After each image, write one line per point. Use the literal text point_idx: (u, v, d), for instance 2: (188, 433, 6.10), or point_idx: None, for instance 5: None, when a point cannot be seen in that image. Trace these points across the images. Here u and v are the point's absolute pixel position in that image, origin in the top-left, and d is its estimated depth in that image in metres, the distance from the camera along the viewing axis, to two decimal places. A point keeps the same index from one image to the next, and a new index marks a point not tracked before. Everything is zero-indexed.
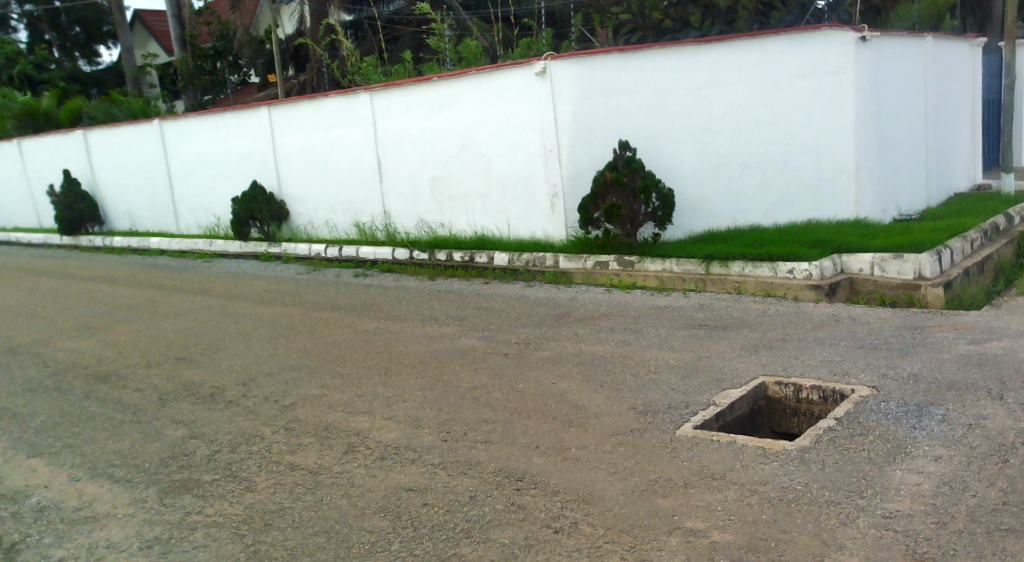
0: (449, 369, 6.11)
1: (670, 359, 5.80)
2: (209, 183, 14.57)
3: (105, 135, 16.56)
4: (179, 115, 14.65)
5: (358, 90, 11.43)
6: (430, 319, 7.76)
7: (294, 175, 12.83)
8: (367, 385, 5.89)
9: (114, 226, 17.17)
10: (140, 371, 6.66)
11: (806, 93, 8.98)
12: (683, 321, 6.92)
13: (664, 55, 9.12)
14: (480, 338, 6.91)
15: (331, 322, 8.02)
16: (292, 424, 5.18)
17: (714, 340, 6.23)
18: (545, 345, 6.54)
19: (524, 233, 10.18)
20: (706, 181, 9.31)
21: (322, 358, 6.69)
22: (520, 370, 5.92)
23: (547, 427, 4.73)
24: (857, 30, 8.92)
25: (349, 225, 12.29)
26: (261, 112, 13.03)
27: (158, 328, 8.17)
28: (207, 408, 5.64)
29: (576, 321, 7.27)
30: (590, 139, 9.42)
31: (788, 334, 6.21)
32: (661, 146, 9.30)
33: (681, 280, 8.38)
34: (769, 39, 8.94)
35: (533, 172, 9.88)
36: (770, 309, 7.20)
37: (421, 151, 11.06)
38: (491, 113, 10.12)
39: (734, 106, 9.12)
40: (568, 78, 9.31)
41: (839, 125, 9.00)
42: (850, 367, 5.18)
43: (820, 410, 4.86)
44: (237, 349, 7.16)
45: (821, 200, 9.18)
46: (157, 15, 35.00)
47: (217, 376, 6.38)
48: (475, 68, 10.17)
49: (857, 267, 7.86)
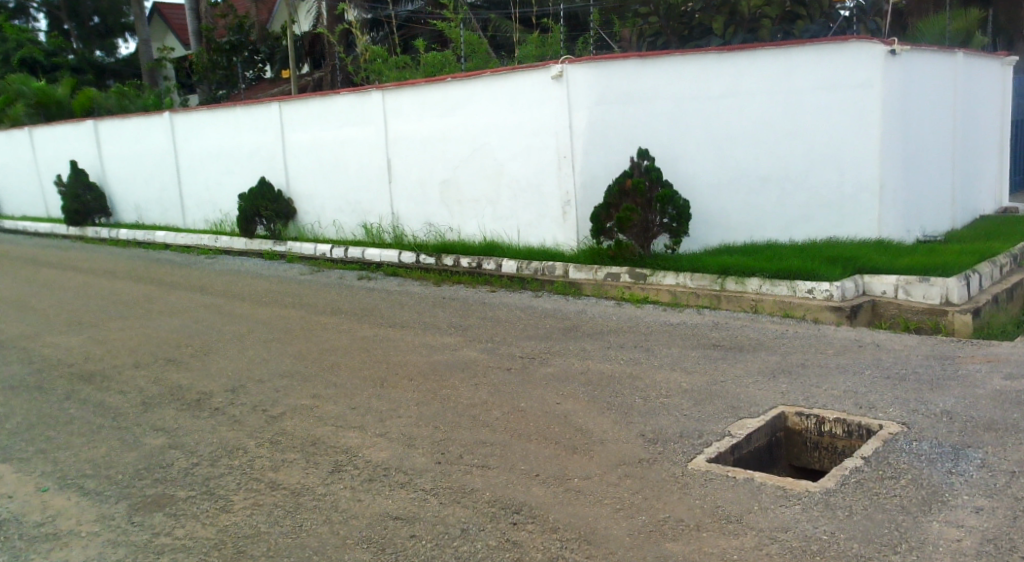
0: (448, 383, 5.78)
1: (683, 382, 5.46)
2: (217, 178, 14.32)
3: (116, 126, 16.34)
4: (190, 109, 14.39)
5: (370, 89, 11.16)
6: (431, 328, 7.45)
7: (302, 173, 12.57)
8: (361, 397, 5.57)
9: (121, 218, 16.97)
10: (126, 372, 6.35)
11: (830, 107, 8.65)
12: (696, 341, 6.57)
13: (685, 62, 8.79)
14: (482, 351, 6.58)
15: (330, 326, 7.73)
16: (278, 437, 4.87)
17: (730, 362, 5.88)
18: (550, 361, 6.20)
19: (534, 241, 9.86)
20: (724, 194, 8.96)
21: (316, 365, 6.38)
22: (524, 387, 5.58)
23: (549, 453, 4.40)
24: (886, 43, 8.57)
25: (356, 226, 12.02)
26: (271, 107, 12.76)
27: (151, 327, 7.87)
28: (190, 415, 5.33)
29: (583, 335, 6.94)
30: (604, 146, 9.09)
31: (809, 360, 5.86)
32: (679, 156, 8.96)
33: (694, 296, 8.04)
34: (795, 49, 8.61)
35: (545, 177, 9.57)
36: (788, 331, 6.84)
37: (432, 154, 10.76)
38: (504, 117, 9.82)
39: (755, 118, 8.79)
40: (585, 84, 9.00)
41: (864, 140, 8.66)
42: (876, 400, 4.82)
43: (844, 445, 4.50)
44: (230, 352, 6.85)
45: (843, 218, 8.84)
46: (174, 8, 34.88)
47: (206, 381, 6.07)
48: (489, 70, 9.87)
49: (880, 290, 7.52)
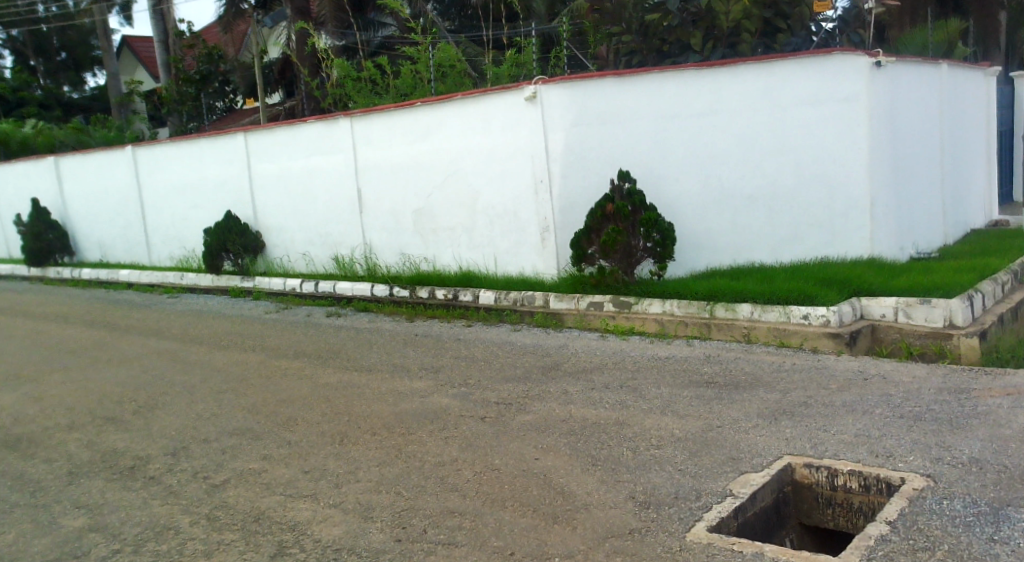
0: (414, 438, 5.18)
1: (675, 428, 4.90)
2: (181, 213, 13.74)
3: (76, 162, 15.76)
4: (154, 142, 13.82)
5: (338, 116, 10.66)
6: (400, 371, 6.85)
7: (270, 205, 11.99)
8: (316, 459, 5.00)
9: (84, 257, 16.34)
10: (56, 437, 5.88)
11: (817, 122, 8.23)
12: (688, 378, 6.02)
13: (663, 80, 8.33)
14: (453, 397, 5.98)
15: (291, 371, 7.13)
16: (217, 513, 4.37)
17: (726, 402, 5.32)
18: (529, 407, 5.62)
19: (512, 269, 9.30)
20: (709, 216, 8.46)
21: (271, 421, 5.80)
22: (497, 440, 5.00)
23: (525, 524, 3.83)
24: (871, 55, 8.18)
25: (327, 258, 11.43)
26: (237, 138, 12.23)
27: (97, 382, 7.31)
28: (122, 488, 4.86)
29: (565, 375, 6.37)
30: (582, 169, 8.57)
31: (813, 397, 5.31)
32: (661, 177, 8.45)
33: (683, 325, 7.50)
34: (776, 63, 8.19)
35: (521, 203, 9.05)
36: (786, 363, 6.31)
37: (404, 182, 10.23)
38: (477, 141, 9.31)
39: (739, 136, 8.33)
40: (559, 105, 8.50)
41: (852, 157, 8.24)
42: (893, 445, 4.27)
43: (861, 502, 3.95)
44: (177, 409, 6.28)
45: (834, 237, 8.38)
46: (144, 40, 34.34)
47: (145, 444, 5.58)
48: (461, 92, 9.35)
49: (879, 313, 7.00)
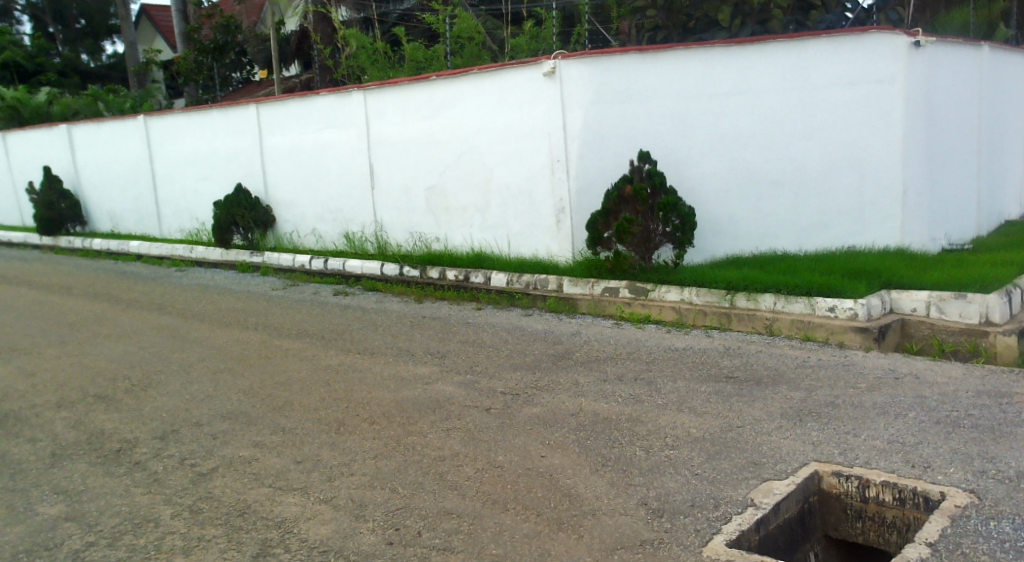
0: (414, 428, 4.89)
1: (693, 427, 4.58)
2: (192, 185, 13.49)
3: (88, 131, 15.52)
4: (166, 112, 13.56)
5: (351, 88, 10.33)
6: (404, 355, 6.54)
7: (281, 179, 11.70)
8: (311, 448, 4.73)
9: (96, 227, 16.14)
10: (44, 415, 5.64)
11: (850, 105, 7.82)
12: (707, 372, 5.68)
13: (689, 57, 7.93)
14: (458, 386, 5.68)
15: (292, 353, 6.86)
16: (201, 505, 4.11)
17: (747, 400, 4.99)
18: (537, 398, 5.30)
19: (525, 251, 8.97)
20: (732, 201, 8.07)
21: (266, 405, 5.53)
22: (502, 434, 4.70)
23: (528, 530, 3.54)
24: (910, 34, 7.76)
25: (337, 235, 11.14)
26: (249, 110, 11.92)
27: (93, 358, 7.07)
28: (104, 473, 4.59)
29: (576, 365, 6.06)
30: (601, 149, 8.20)
31: (841, 397, 4.96)
32: (683, 159, 8.06)
33: (702, 315, 7.16)
34: (809, 41, 7.78)
35: (537, 183, 8.70)
36: (811, 358, 5.95)
37: (416, 158, 9.90)
38: (493, 118, 8.96)
39: (766, 118, 7.93)
40: (578, 81, 8.14)
41: (885, 143, 7.84)
42: (931, 454, 3.94)
43: (894, 516, 3.62)
44: (170, 389, 6.04)
45: (863, 226, 7.99)
46: (162, 10, 33.97)
47: (134, 425, 5.34)
48: (477, 66, 9.00)
49: (910, 307, 6.62)
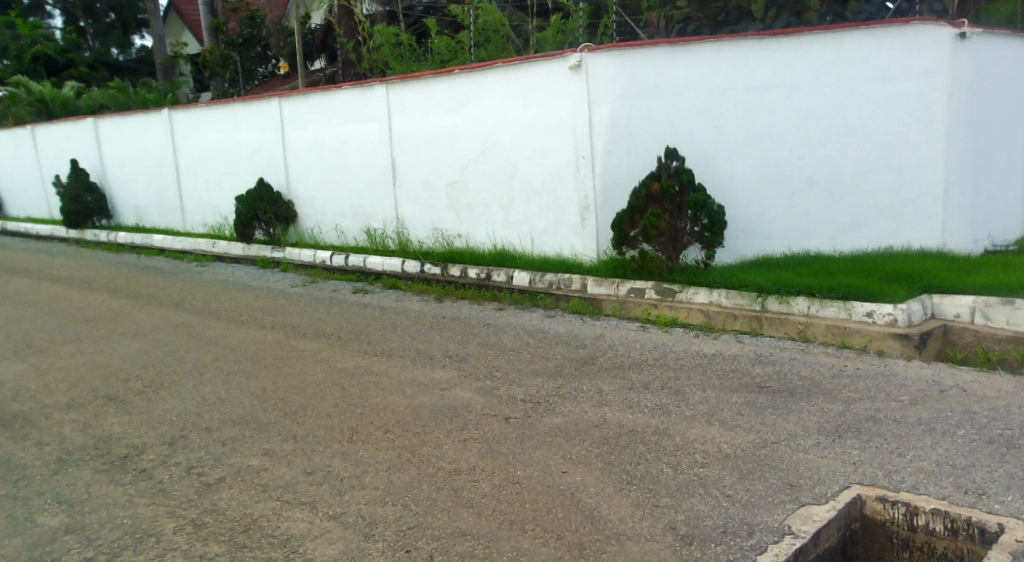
0: (430, 438, 4.66)
1: (724, 442, 4.31)
2: (214, 179, 13.38)
3: (113, 124, 15.49)
4: (189, 105, 13.46)
5: (373, 82, 10.13)
6: (422, 358, 6.34)
7: (302, 173, 11.54)
8: (321, 457, 4.52)
9: (121, 220, 16.12)
10: (53, 416, 5.49)
11: (889, 99, 7.48)
12: (738, 381, 5.40)
13: (721, 50, 7.63)
14: (477, 392, 5.45)
15: (308, 353, 6.68)
16: (204, 519, 3.91)
17: (782, 413, 4.71)
18: (559, 407, 5.06)
19: (549, 250, 8.72)
20: (764, 200, 7.75)
21: (278, 410, 5.34)
22: (521, 446, 4.46)
23: (547, 557, 3.30)
24: (954, 26, 7.40)
25: (359, 231, 10.95)
26: (271, 104, 11.77)
27: (107, 356, 6.94)
28: (108, 482, 4.41)
29: (601, 371, 5.80)
30: (628, 145, 7.92)
31: (883, 411, 4.67)
32: (714, 156, 7.76)
33: (732, 318, 6.86)
34: (847, 33, 7.44)
35: (561, 179, 8.44)
36: (848, 368, 5.65)
37: (438, 153, 9.67)
38: (517, 113, 8.71)
39: (802, 113, 7.60)
40: (605, 75, 7.86)
41: (927, 138, 7.49)
42: (985, 480, 3.66)
43: (946, 547, 3.36)
44: (182, 390, 5.87)
45: (901, 226, 7.66)
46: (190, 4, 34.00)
47: (142, 429, 5.16)
48: (501, 59, 8.75)
49: (953, 313, 6.28)
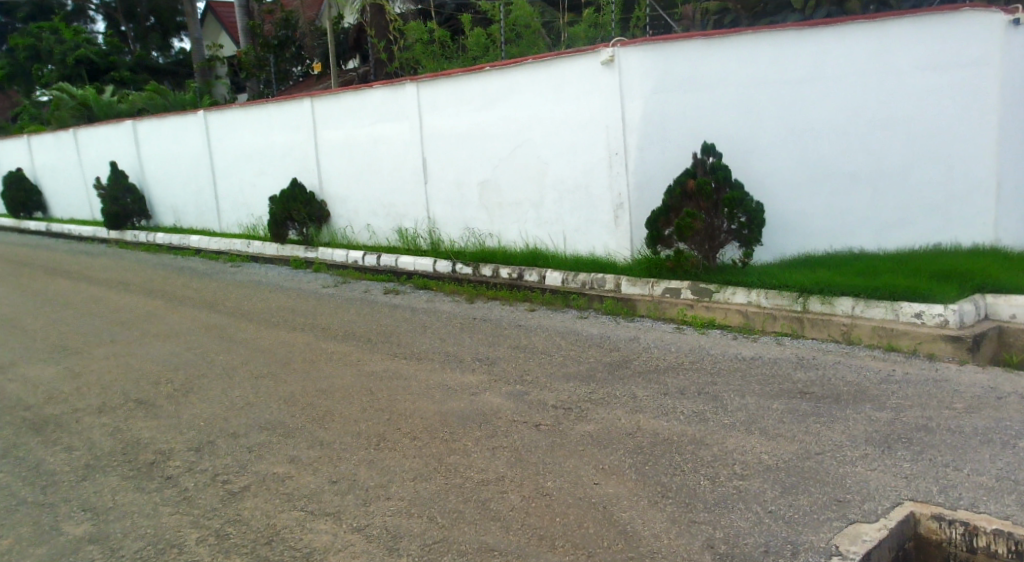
0: (459, 446, 4.53)
1: (765, 453, 4.12)
2: (249, 180, 13.41)
3: (151, 126, 15.63)
4: (224, 106, 13.49)
5: (404, 81, 10.04)
6: (452, 361, 6.21)
7: (335, 173, 11.50)
8: (347, 465, 4.41)
9: (159, 221, 16.27)
10: (83, 421, 5.47)
11: (937, 90, 7.19)
12: (779, 386, 5.20)
13: (759, 42, 7.39)
14: (508, 397, 5.31)
15: (338, 356, 6.59)
16: (228, 529, 3.83)
17: (826, 421, 4.50)
18: (592, 414, 4.90)
19: (582, 248, 8.54)
20: (805, 196, 7.49)
21: (305, 415, 5.25)
22: (553, 455, 4.31)
23: None
24: (1006, 12, 7.10)
25: (391, 231, 10.87)
26: (303, 104, 11.74)
27: (138, 358, 6.93)
28: (133, 489, 4.36)
29: (635, 375, 5.63)
30: (663, 141, 7.71)
31: (935, 420, 4.44)
32: (752, 151, 7.51)
33: (771, 319, 6.63)
34: (892, 23, 7.16)
35: (595, 177, 8.26)
36: (896, 372, 5.40)
37: (469, 151, 9.54)
38: (549, 110, 8.54)
39: (844, 107, 7.33)
40: (639, 69, 7.66)
41: (976, 130, 7.23)
42: None
43: None
44: (211, 394, 5.82)
45: (949, 221, 7.37)
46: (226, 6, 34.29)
47: (169, 435, 5.11)
48: (532, 55, 8.59)
49: (1007, 314, 5.99)
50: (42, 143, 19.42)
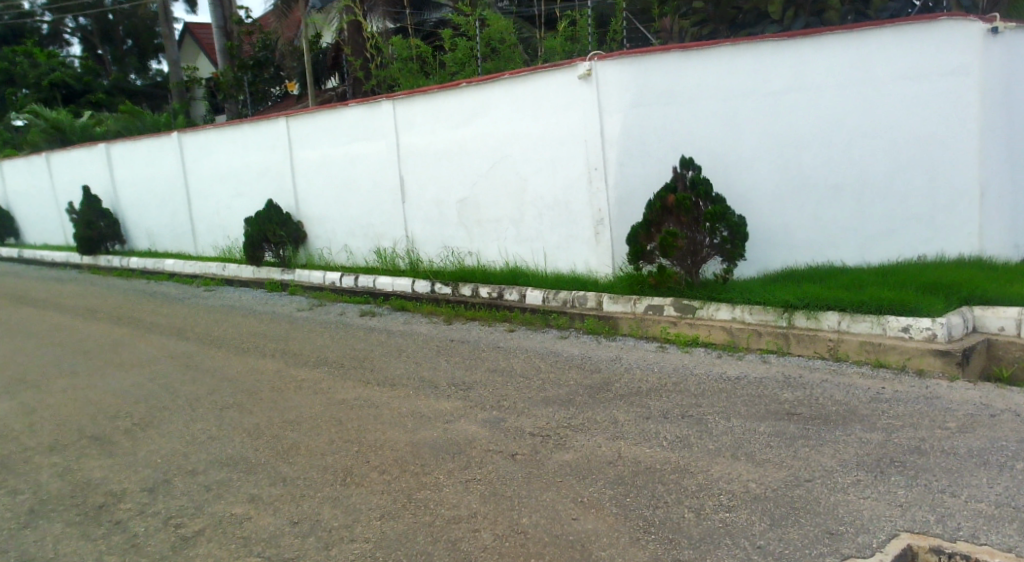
0: (430, 480, 4.27)
1: (752, 480, 3.90)
2: (223, 201, 13.15)
3: (124, 149, 15.35)
4: (197, 128, 13.23)
5: (380, 98, 9.83)
6: (427, 387, 5.96)
7: (311, 193, 11.26)
8: (310, 504, 4.15)
9: (134, 245, 15.96)
10: (35, 460, 5.18)
11: (919, 99, 7.05)
12: (766, 407, 4.98)
13: (738, 53, 7.24)
14: (483, 424, 5.07)
15: (309, 384, 6.32)
16: None
17: (815, 444, 4.29)
18: (571, 441, 4.67)
19: (563, 266, 8.33)
20: (788, 209, 7.31)
21: (270, 449, 4.98)
22: (528, 488, 4.07)
23: None
24: (985, 21, 6.96)
25: (369, 251, 10.63)
26: (277, 123, 11.51)
27: (101, 391, 6.63)
28: (80, 536, 4.07)
29: (617, 399, 5.39)
30: (642, 155, 7.53)
31: (929, 441, 4.24)
32: (733, 164, 7.34)
33: (756, 336, 6.43)
34: (871, 32, 7.02)
35: (574, 192, 8.06)
36: (887, 390, 5.20)
37: (446, 169, 9.33)
38: (526, 125, 8.35)
39: (825, 117, 7.17)
40: (617, 83, 7.49)
41: (959, 139, 7.06)
42: None
43: None
44: (172, 428, 5.54)
45: (934, 232, 7.20)
46: (205, 27, 34.06)
47: (124, 474, 4.82)
48: (508, 70, 8.40)
49: (996, 326, 5.81)
50: (14, 169, 19.07)
